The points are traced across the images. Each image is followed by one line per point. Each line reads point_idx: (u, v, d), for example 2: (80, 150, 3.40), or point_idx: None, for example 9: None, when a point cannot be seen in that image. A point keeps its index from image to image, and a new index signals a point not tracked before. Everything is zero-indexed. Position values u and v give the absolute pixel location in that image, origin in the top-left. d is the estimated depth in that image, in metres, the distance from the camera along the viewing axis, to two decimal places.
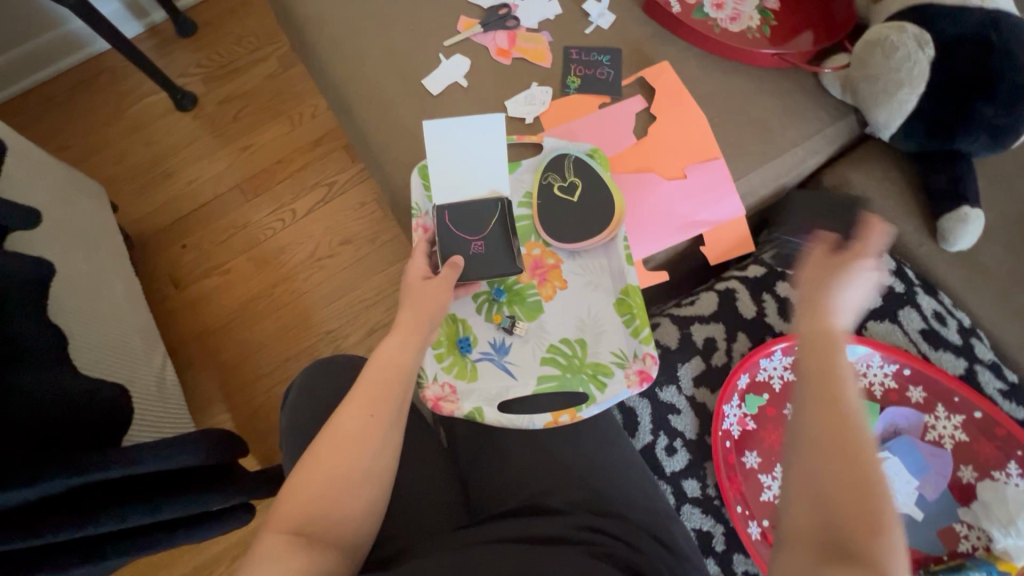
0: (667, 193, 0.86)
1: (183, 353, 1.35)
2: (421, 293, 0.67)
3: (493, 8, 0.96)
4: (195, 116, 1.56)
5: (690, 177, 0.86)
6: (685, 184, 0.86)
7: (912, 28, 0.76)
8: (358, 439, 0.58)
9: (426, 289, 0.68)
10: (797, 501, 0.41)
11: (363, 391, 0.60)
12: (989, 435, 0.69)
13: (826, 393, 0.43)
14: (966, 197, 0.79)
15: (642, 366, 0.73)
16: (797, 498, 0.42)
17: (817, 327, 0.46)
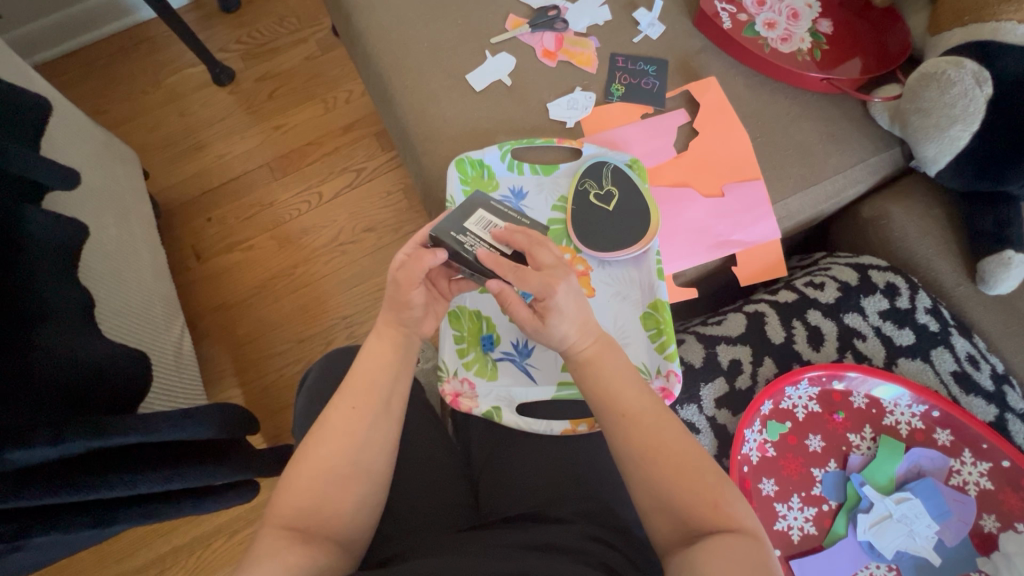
0: (703, 213, 0.85)
1: (201, 324, 1.36)
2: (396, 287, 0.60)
3: (542, 9, 0.95)
4: (231, 92, 1.57)
5: (726, 197, 0.85)
6: (719, 204, 0.85)
7: (972, 64, 0.74)
8: (376, 431, 0.58)
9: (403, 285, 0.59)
10: (661, 503, 0.51)
11: (356, 383, 0.60)
12: (1015, 486, 0.68)
13: (615, 410, 0.55)
14: (1010, 241, 0.77)
15: (664, 384, 0.72)
16: (655, 502, 0.51)
17: (581, 353, 0.57)
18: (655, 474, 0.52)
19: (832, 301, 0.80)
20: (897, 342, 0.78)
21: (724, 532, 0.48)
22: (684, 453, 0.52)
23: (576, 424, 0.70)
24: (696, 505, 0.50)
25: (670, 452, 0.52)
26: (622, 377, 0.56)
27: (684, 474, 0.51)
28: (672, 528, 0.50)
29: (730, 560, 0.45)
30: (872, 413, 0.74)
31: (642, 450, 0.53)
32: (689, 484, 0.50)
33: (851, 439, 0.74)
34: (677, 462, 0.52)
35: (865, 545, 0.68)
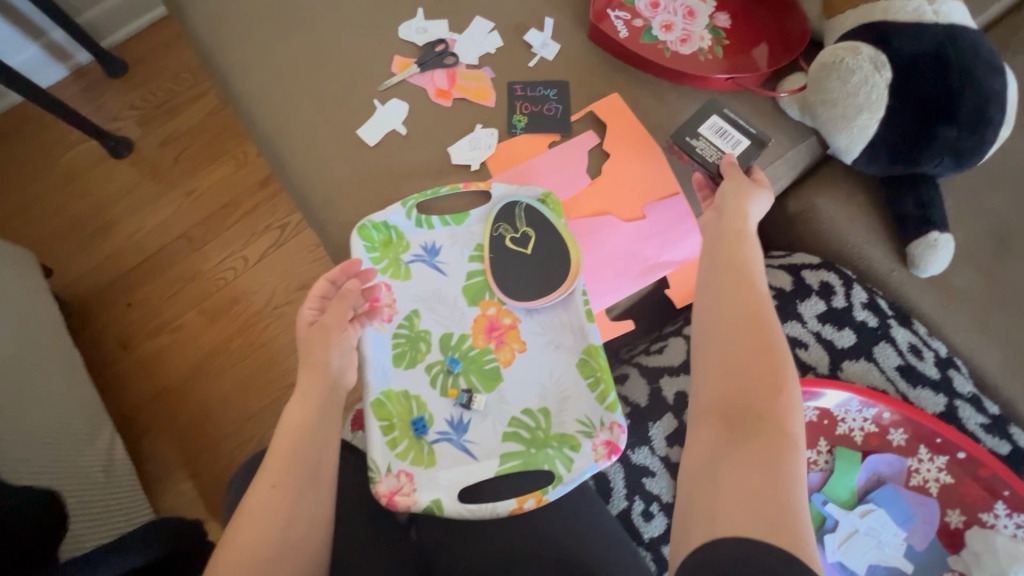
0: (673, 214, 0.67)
1: (140, 419, 1.27)
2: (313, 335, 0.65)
3: (429, 45, 0.89)
4: (132, 163, 1.47)
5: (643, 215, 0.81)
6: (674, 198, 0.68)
7: (867, 48, 0.73)
8: (300, 503, 0.57)
9: (320, 334, 0.65)
10: (715, 381, 0.46)
11: (273, 462, 0.58)
12: (975, 476, 0.66)
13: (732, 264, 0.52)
14: (933, 221, 0.76)
15: (609, 436, 0.68)
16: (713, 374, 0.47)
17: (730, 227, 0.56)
18: (721, 344, 0.47)
19: None
20: (838, 344, 0.76)
21: (769, 429, 0.42)
22: (764, 341, 0.47)
23: (522, 501, 0.64)
24: (751, 397, 0.44)
25: (751, 327, 0.48)
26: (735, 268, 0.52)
27: (753, 374, 0.45)
28: (717, 397, 0.45)
29: (751, 471, 0.40)
30: (825, 425, 0.71)
31: (719, 316, 0.49)
32: (748, 380, 0.45)
33: (808, 455, 0.71)
34: (750, 350, 0.46)
35: (836, 565, 0.66)
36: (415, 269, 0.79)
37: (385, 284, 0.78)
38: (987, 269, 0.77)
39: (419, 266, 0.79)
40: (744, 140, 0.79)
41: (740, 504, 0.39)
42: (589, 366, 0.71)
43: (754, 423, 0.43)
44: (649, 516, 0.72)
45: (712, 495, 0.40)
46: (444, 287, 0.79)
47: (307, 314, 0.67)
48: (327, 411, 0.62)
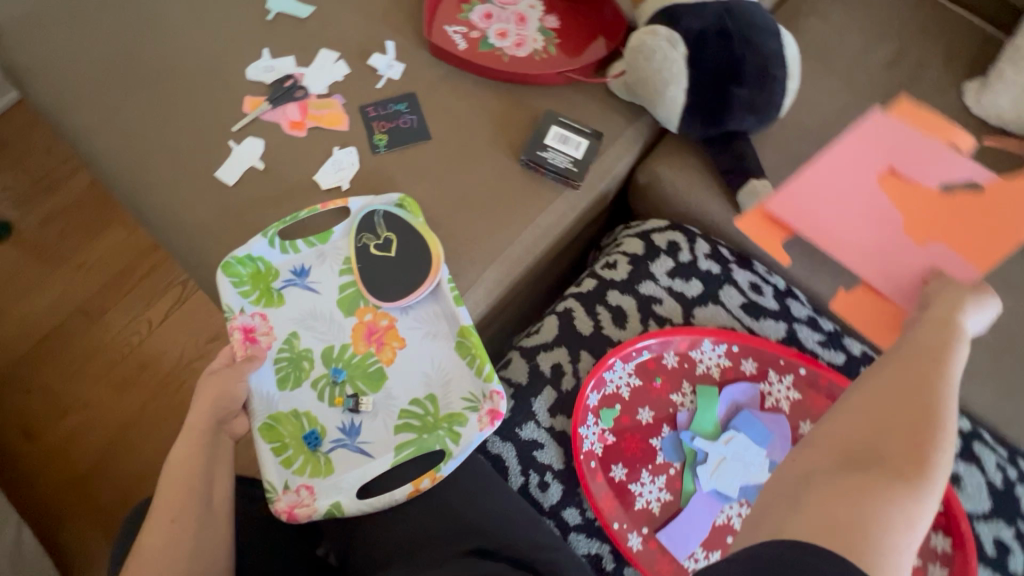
0: (890, 208, 0.77)
1: (54, 507, 1.22)
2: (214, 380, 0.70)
3: (278, 82, 0.93)
4: (15, 244, 1.42)
5: (942, 188, 0.77)
6: (894, 159, 0.79)
7: (663, 29, 0.82)
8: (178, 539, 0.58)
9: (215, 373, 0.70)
10: (859, 417, 0.48)
11: (164, 498, 0.60)
12: (816, 388, 0.75)
13: (934, 353, 0.54)
14: (750, 171, 0.85)
15: (492, 405, 0.74)
16: (859, 414, 0.49)
17: (946, 321, 0.59)
18: (873, 402, 0.49)
19: (626, 276, 0.83)
20: (688, 294, 0.82)
21: (889, 471, 0.44)
22: (913, 414, 0.47)
23: (417, 482, 0.69)
24: (892, 446, 0.45)
25: (919, 395, 0.49)
26: (935, 348, 0.55)
27: (888, 427, 0.46)
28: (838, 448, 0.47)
29: (858, 494, 0.42)
30: (686, 367, 0.77)
31: (883, 398, 0.49)
32: (884, 427, 0.47)
33: (674, 398, 0.76)
34: (890, 420, 0.47)
35: (713, 493, 0.72)
36: (288, 294, 0.81)
37: (258, 314, 0.79)
38: None
39: (292, 290, 0.82)
40: (584, 140, 0.89)
41: (831, 508, 0.41)
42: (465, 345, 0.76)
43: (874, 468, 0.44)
44: (545, 485, 0.75)
45: (803, 503, 0.43)
46: (319, 305, 0.81)
47: (214, 366, 0.72)
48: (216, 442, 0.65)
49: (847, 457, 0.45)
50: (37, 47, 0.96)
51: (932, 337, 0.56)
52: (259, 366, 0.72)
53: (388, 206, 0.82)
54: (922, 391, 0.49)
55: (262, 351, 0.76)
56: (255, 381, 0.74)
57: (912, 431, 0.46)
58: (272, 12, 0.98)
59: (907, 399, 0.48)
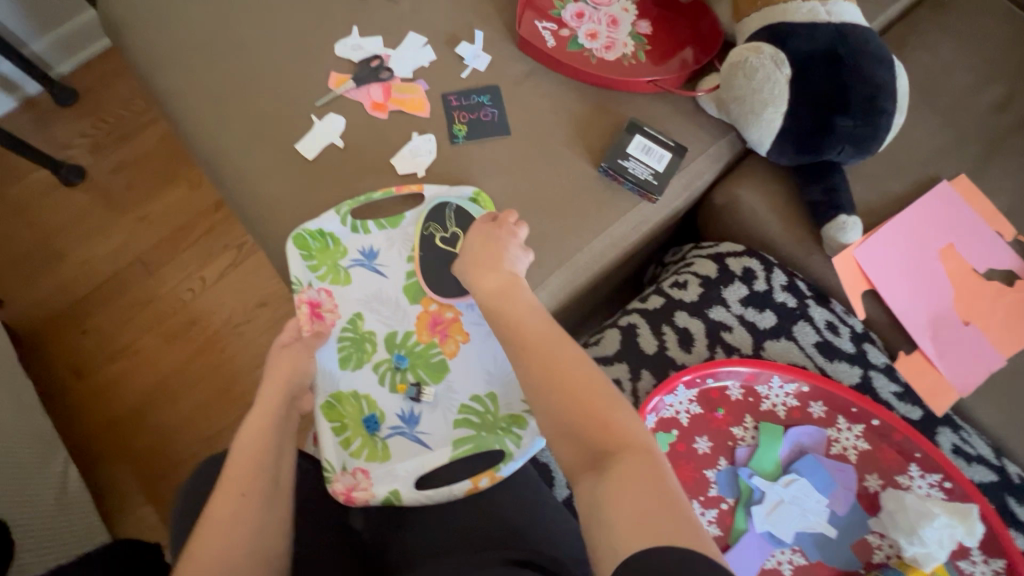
0: (945, 281, 0.81)
1: (96, 448, 1.26)
2: (282, 361, 0.73)
3: (364, 61, 0.93)
4: (86, 190, 1.46)
5: (986, 273, 0.82)
6: (954, 238, 0.83)
7: (767, 48, 0.78)
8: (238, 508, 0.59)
9: (287, 354, 0.74)
10: (563, 439, 0.55)
11: (234, 471, 0.62)
12: (888, 441, 0.72)
13: (510, 328, 0.66)
14: (841, 206, 0.81)
15: None
16: (562, 437, 0.55)
17: (497, 282, 0.71)
18: (561, 409, 0.56)
19: (696, 299, 0.81)
20: (761, 326, 0.79)
21: (623, 451, 0.52)
22: (589, 388, 0.57)
23: (476, 480, 0.71)
24: (594, 431, 0.54)
25: (561, 385, 0.58)
26: (516, 325, 0.66)
27: (587, 419, 0.55)
28: (578, 454, 0.54)
29: (634, 487, 0.48)
30: (750, 402, 0.75)
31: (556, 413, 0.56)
32: (585, 408, 0.56)
33: (735, 432, 0.74)
34: (593, 408, 0.55)
35: (766, 535, 0.69)
36: (354, 273, 0.84)
37: (325, 290, 0.82)
38: (894, 249, 0.82)
39: (358, 270, 0.84)
40: (666, 153, 0.87)
41: (633, 526, 0.45)
42: None
43: (610, 456, 0.52)
44: None
45: (608, 531, 0.46)
46: (386, 289, 0.83)
47: (283, 339, 0.76)
48: (286, 416, 0.69)
49: (594, 465, 0.51)
50: (136, 3, 0.98)
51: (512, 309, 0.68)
52: (324, 343, 0.78)
53: (462, 201, 0.84)
54: (555, 372, 0.59)
55: (328, 328, 0.79)
56: (321, 358, 0.78)
57: (586, 412, 0.55)
58: None
59: (562, 394, 0.57)
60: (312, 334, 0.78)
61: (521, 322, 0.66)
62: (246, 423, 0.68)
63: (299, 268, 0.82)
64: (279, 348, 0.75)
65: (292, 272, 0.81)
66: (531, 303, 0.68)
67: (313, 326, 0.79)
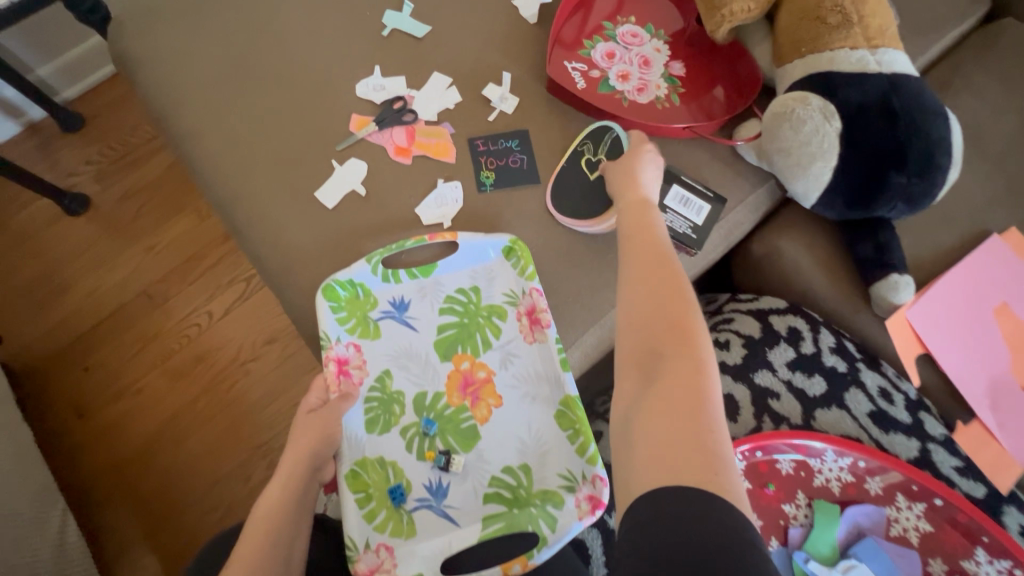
0: (1001, 342, 0.77)
1: (96, 493, 1.20)
2: (306, 428, 0.68)
3: (387, 102, 0.89)
4: (90, 220, 1.42)
5: None
6: (1008, 296, 0.79)
7: (816, 99, 0.74)
8: None
9: (311, 421, 0.69)
10: (627, 328, 0.54)
11: (242, 561, 0.56)
12: (953, 523, 0.66)
13: (636, 230, 0.64)
14: (892, 263, 0.76)
15: (592, 491, 0.69)
16: (626, 328, 0.54)
17: (631, 198, 0.70)
18: (641, 304, 0.54)
19: (740, 361, 0.77)
20: (810, 393, 0.75)
21: (680, 359, 0.49)
22: (676, 293, 0.54)
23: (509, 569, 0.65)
24: (668, 334, 0.51)
25: (654, 283, 0.55)
26: (642, 233, 0.63)
27: (662, 318, 0.52)
28: (641, 347, 0.51)
29: (673, 398, 0.46)
30: (802, 476, 0.71)
31: (635, 307, 0.54)
32: (662, 310, 0.53)
33: (786, 510, 0.70)
34: (675, 318, 0.52)
35: None
36: (385, 326, 0.80)
37: (354, 345, 0.78)
38: (948, 308, 0.78)
39: (388, 323, 0.80)
40: (705, 205, 0.83)
41: (659, 438, 0.44)
42: (568, 419, 0.72)
43: (667, 359, 0.49)
44: None
45: (635, 444, 0.45)
46: (415, 344, 0.79)
47: (308, 404, 0.72)
48: (303, 493, 0.63)
49: (644, 365, 0.50)
50: (150, 40, 0.94)
51: (635, 218, 0.66)
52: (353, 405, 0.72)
53: (623, 133, 0.85)
54: (666, 277, 0.56)
55: (356, 389, 0.74)
56: (346, 423, 0.73)
57: (670, 315, 0.52)
58: (387, 27, 0.94)
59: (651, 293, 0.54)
60: (339, 397, 0.72)
61: (647, 228, 0.63)
62: (261, 501, 0.62)
63: (328, 322, 0.76)
64: (301, 417, 0.70)
65: (319, 326, 0.76)
66: (657, 230, 0.63)
67: (338, 390, 0.73)
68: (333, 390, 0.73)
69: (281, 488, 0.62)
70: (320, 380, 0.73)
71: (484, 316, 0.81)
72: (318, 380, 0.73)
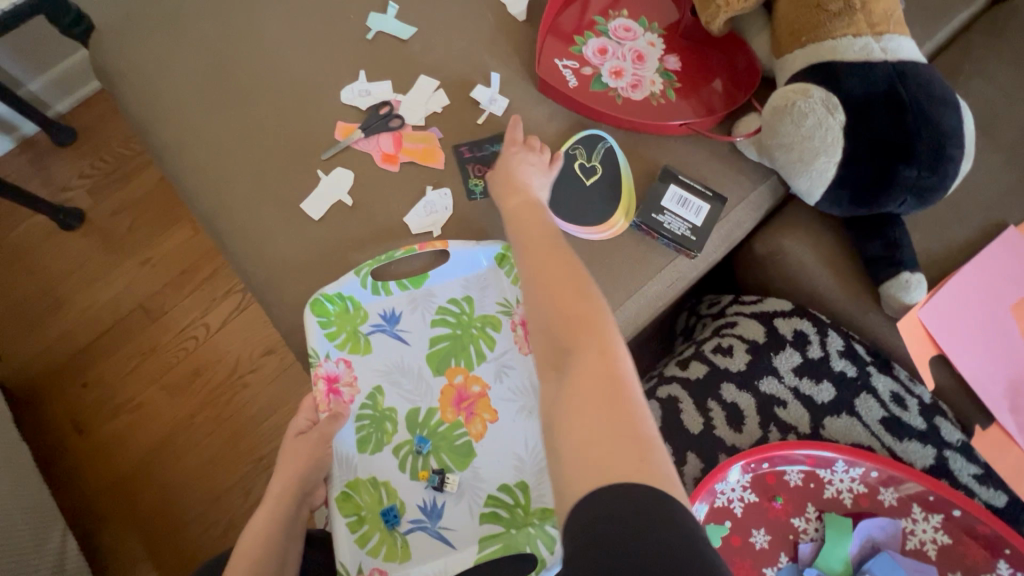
0: None
1: (97, 510, 1.20)
2: (294, 450, 0.66)
3: (373, 108, 0.86)
4: (85, 234, 1.41)
5: None
6: None
7: (817, 91, 0.70)
8: None
9: (299, 443, 0.67)
10: (539, 336, 0.54)
11: None
12: (972, 534, 0.64)
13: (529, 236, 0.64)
14: (903, 262, 0.73)
15: None
16: (539, 335, 0.54)
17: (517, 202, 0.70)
18: (542, 304, 0.55)
19: (744, 368, 0.74)
20: (818, 400, 0.72)
21: (590, 352, 0.49)
22: (576, 290, 0.55)
23: None
24: (572, 332, 0.51)
25: (555, 284, 0.56)
26: (534, 238, 0.64)
27: (568, 314, 0.53)
28: (551, 350, 0.52)
29: (591, 394, 0.46)
30: (812, 489, 0.68)
31: (545, 311, 0.54)
32: (562, 309, 0.54)
33: (796, 525, 0.67)
34: (576, 315, 0.53)
35: None
36: (375, 340, 0.77)
37: (344, 361, 0.76)
38: (963, 306, 0.74)
39: (379, 337, 0.78)
40: (704, 204, 0.79)
41: (586, 434, 0.43)
42: None
43: (580, 356, 0.49)
44: None
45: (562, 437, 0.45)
46: (408, 358, 0.77)
47: (298, 426, 0.70)
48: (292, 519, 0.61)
49: (559, 365, 0.50)
50: (131, 51, 0.92)
51: (528, 222, 0.66)
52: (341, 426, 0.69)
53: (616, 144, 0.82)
54: (566, 277, 0.57)
55: (346, 408, 0.72)
56: (338, 441, 0.71)
57: (575, 312, 0.53)
58: (372, 30, 0.91)
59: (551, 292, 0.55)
60: (327, 417, 0.68)
61: (542, 232, 0.64)
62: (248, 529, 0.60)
63: (317, 339, 0.74)
64: (289, 440, 0.68)
65: (307, 343, 0.74)
66: (550, 233, 0.64)
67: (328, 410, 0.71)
68: (321, 410, 0.71)
69: (270, 516, 0.61)
70: (309, 399, 0.71)
71: (477, 326, 0.78)
72: (306, 400, 0.72)
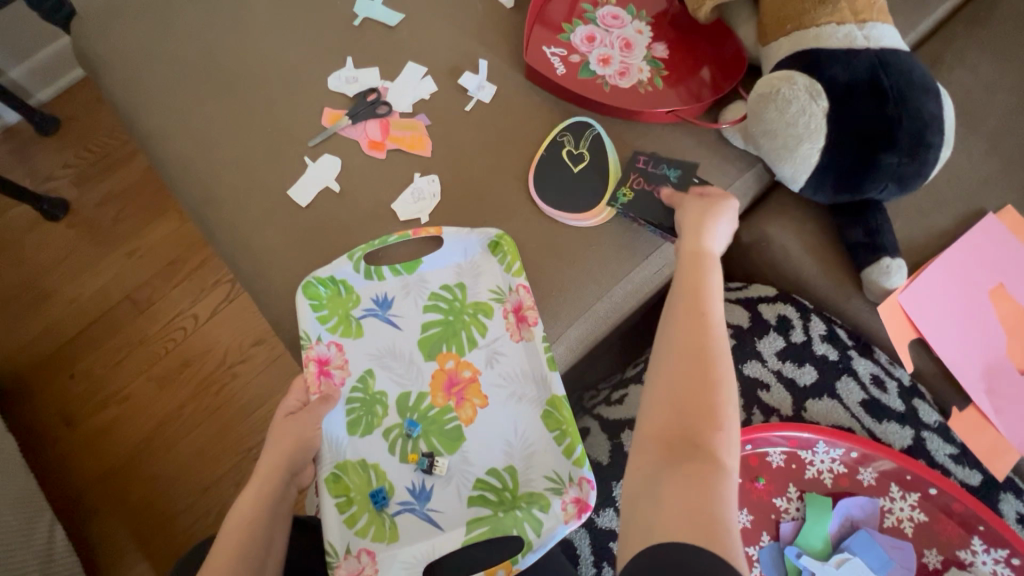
0: (998, 325, 0.74)
1: (86, 502, 1.19)
2: (281, 432, 0.66)
3: (361, 95, 0.86)
4: (70, 225, 1.39)
5: None
6: (1005, 278, 0.77)
7: (802, 78, 0.71)
8: None
9: (286, 426, 0.67)
10: (657, 397, 0.51)
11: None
12: (947, 512, 0.65)
13: (690, 288, 0.57)
14: (884, 247, 0.74)
15: (578, 494, 0.67)
16: (656, 397, 0.51)
17: (692, 246, 0.62)
18: (674, 375, 0.51)
19: (728, 352, 0.77)
20: (800, 382, 0.75)
21: (706, 457, 0.46)
22: (711, 374, 0.51)
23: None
24: (695, 419, 0.48)
25: (690, 347, 0.53)
26: (694, 291, 0.57)
27: (692, 391, 0.50)
28: (670, 425, 0.49)
29: (689, 495, 0.43)
30: (794, 469, 0.69)
31: (668, 378, 0.51)
32: (691, 397, 0.49)
33: (779, 504, 0.68)
34: (702, 405, 0.49)
35: None
36: (367, 324, 0.78)
37: (335, 345, 0.76)
38: (941, 291, 0.75)
39: (371, 321, 0.78)
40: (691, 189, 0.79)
41: (679, 521, 0.42)
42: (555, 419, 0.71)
43: (697, 449, 0.46)
44: None
45: (649, 517, 0.44)
46: (399, 342, 0.77)
47: (288, 407, 0.69)
48: (278, 503, 0.61)
49: (670, 448, 0.47)
50: (114, 37, 0.91)
51: (691, 277, 0.59)
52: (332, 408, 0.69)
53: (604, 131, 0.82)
54: (700, 346, 0.53)
55: (336, 390, 0.72)
56: (327, 425, 0.71)
57: (698, 391, 0.50)
58: (359, 17, 0.91)
59: (683, 353, 0.52)
60: (318, 399, 0.69)
61: (701, 289, 0.57)
62: (234, 512, 0.60)
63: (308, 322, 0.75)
64: (277, 420, 0.67)
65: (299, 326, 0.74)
66: (709, 295, 0.56)
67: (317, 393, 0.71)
68: (311, 393, 0.70)
69: (256, 497, 0.60)
70: (299, 380, 0.71)
71: (468, 313, 0.78)
72: (296, 381, 0.71)
